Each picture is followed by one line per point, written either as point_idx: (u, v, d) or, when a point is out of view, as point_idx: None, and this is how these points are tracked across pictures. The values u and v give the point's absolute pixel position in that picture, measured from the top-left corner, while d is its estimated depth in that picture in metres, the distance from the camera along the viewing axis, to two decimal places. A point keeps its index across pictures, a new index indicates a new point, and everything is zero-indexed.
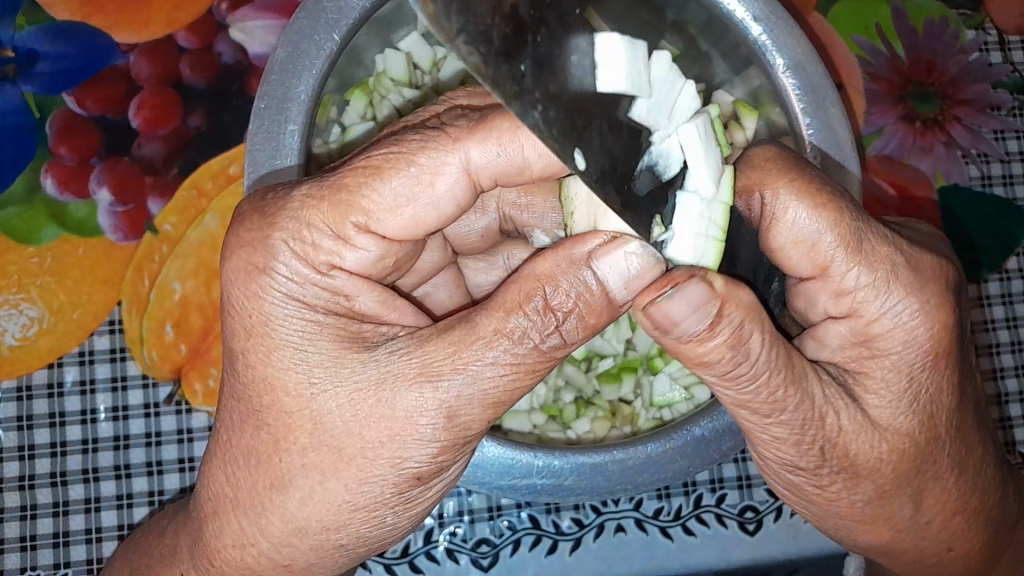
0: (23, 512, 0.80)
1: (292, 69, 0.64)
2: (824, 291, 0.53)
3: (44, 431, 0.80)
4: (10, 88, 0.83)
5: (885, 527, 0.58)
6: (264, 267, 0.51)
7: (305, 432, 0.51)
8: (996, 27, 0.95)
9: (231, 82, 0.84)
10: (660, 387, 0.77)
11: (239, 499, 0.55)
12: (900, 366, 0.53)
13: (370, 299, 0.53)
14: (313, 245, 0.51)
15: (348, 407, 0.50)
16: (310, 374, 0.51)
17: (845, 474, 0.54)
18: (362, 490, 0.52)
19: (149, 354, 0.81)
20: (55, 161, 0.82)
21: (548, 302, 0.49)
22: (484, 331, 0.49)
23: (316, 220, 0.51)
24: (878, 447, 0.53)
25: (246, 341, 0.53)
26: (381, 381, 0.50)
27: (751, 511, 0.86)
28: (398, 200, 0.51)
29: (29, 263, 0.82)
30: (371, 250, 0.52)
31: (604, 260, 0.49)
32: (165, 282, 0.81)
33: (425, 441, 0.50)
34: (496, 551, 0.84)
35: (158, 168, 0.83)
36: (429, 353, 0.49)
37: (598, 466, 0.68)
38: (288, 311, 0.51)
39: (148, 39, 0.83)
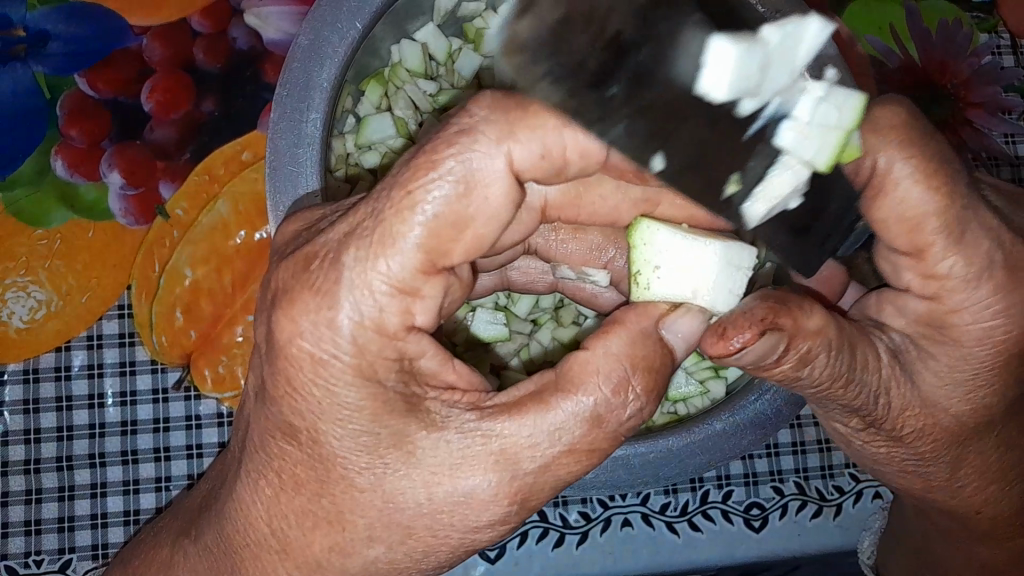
0: (28, 496, 0.79)
1: (315, 58, 0.63)
2: (912, 269, 0.52)
3: (51, 415, 0.80)
4: (21, 68, 0.82)
5: (918, 480, 0.61)
6: (321, 296, 0.45)
7: (376, 509, 0.48)
8: (1009, 31, 0.97)
9: (245, 68, 0.83)
10: (676, 380, 0.76)
11: (281, 538, 0.51)
12: (968, 359, 0.53)
13: (432, 359, 0.48)
14: (373, 304, 0.44)
15: (368, 455, 0.47)
16: (375, 464, 0.47)
17: (893, 439, 0.57)
18: (425, 556, 0.50)
19: (159, 338, 0.80)
20: (65, 143, 0.81)
21: (620, 386, 0.47)
22: (565, 420, 0.47)
23: (374, 272, 0.44)
24: (922, 421, 0.55)
25: (276, 371, 0.47)
26: (456, 466, 0.47)
27: (757, 508, 0.86)
28: (456, 227, 0.44)
29: (38, 245, 0.81)
30: (435, 296, 0.46)
31: (669, 327, 0.50)
32: (176, 267, 0.80)
33: (484, 505, 0.48)
34: (503, 544, 0.84)
35: (170, 153, 0.82)
36: (507, 440, 0.47)
37: (620, 463, 0.68)
38: (343, 387, 0.46)
39: (162, 22, 0.82)
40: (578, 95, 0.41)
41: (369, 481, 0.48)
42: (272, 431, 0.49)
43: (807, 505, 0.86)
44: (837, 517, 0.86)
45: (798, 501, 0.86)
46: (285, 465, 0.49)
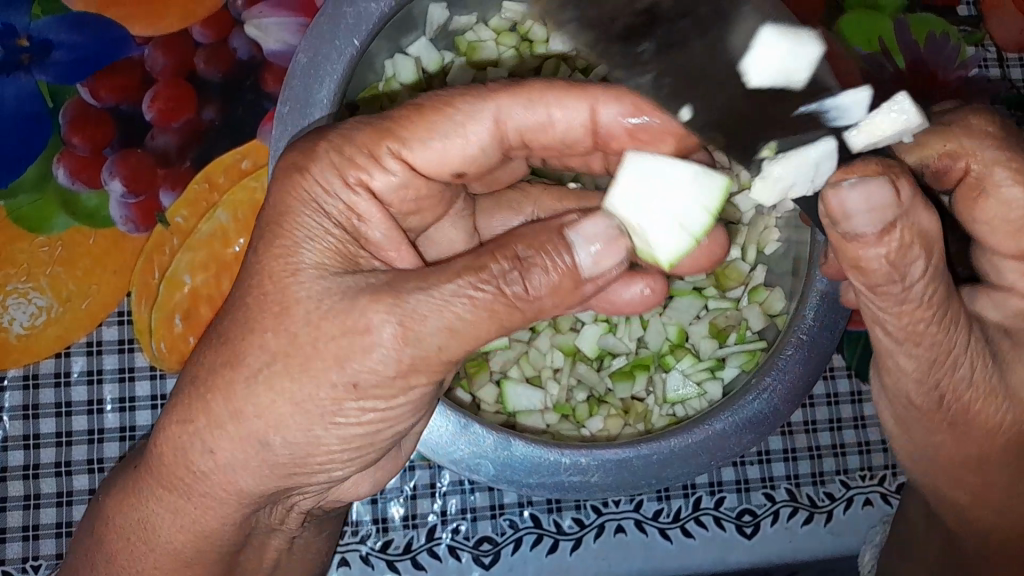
0: (26, 501, 0.80)
1: (314, 74, 0.65)
2: (1016, 269, 0.57)
3: (50, 420, 0.81)
4: (24, 77, 0.83)
5: (970, 481, 0.63)
6: (303, 167, 0.53)
7: (274, 324, 0.50)
8: (996, 45, 0.98)
9: (246, 78, 0.84)
10: (672, 383, 0.79)
11: (191, 389, 0.52)
12: None
13: (378, 229, 0.55)
14: (349, 160, 0.53)
15: (317, 301, 0.50)
16: (296, 266, 0.51)
17: (958, 427, 0.59)
18: (302, 388, 0.50)
19: (158, 345, 0.81)
20: (67, 150, 0.82)
21: (519, 258, 0.49)
22: (456, 267, 0.49)
23: (362, 136, 0.54)
24: (1003, 409, 0.58)
25: (265, 229, 0.53)
26: (363, 293, 0.50)
27: (749, 515, 0.87)
28: (429, 130, 0.54)
29: (39, 251, 0.82)
30: (397, 174, 0.55)
31: (575, 229, 0.51)
32: (176, 273, 0.82)
33: (373, 351, 0.49)
34: (498, 549, 0.85)
35: (171, 160, 0.83)
36: (405, 275, 0.50)
37: (621, 462, 0.69)
38: (304, 247, 0.52)
39: (164, 31, 0.84)
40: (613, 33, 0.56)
41: (297, 331, 0.50)
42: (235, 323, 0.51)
43: (799, 511, 0.87)
44: (828, 523, 0.87)
45: (790, 507, 0.87)
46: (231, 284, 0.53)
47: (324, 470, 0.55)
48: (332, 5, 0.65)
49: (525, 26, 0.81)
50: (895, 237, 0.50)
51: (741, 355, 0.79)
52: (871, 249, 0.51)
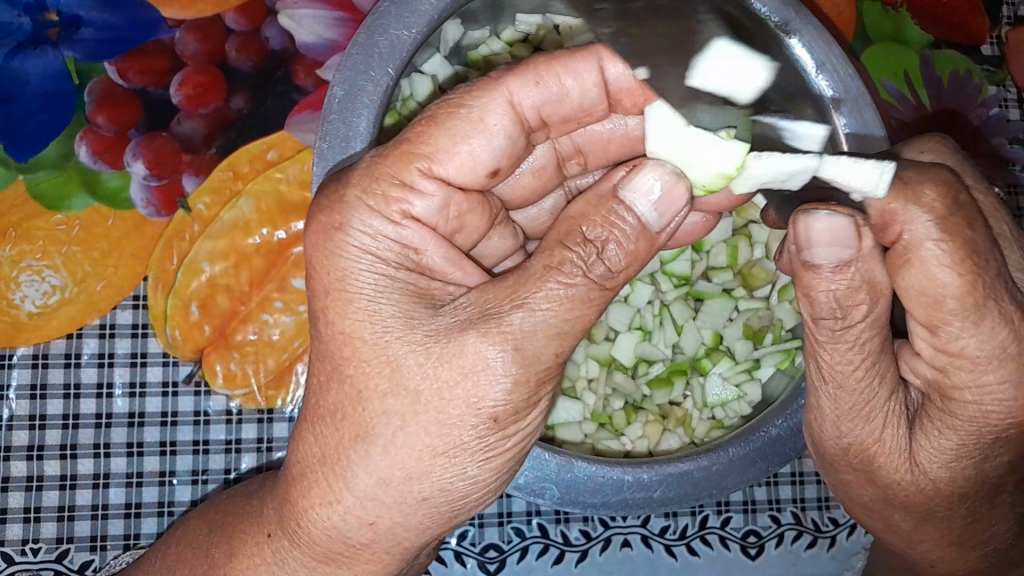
0: (29, 482, 0.78)
1: (351, 106, 0.64)
2: (924, 338, 0.53)
3: (58, 401, 0.79)
4: (52, 52, 0.82)
5: (879, 522, 0.61)
6: (340, 226, 0.51)
7: (383, 379, 0.50)
8: (1016, 86, 0.99)
9: (277, 68, 0.84)
10: (712, 388, 0.79)
11: (322, 449, 0.52)
12: (959, 431, 0.54)
13: (438, 255, 0.53)
14: (382, 194, 0.51)
15: (422, 350, 0.50)
16: (382, 325, 0.51)
17: (864, 472, 0.58)
18: (441, 435, 0.50)
19: (172, 331, 0.80)
20: (91, 129, 0.81)
21: (587, 237, 0.50)
22: (536, 269, 0.49)
23: (387, 168, 0.52)
24: (902, 470, 0.56)
25: (328, 298, 0.52)
26: (453, 330, 0.50)
27: (754, 536, 0.87)
28: (454, 138, 0.52)
29: (56, 229, 0.80)
30: (435, 194, 0.53)
31: (629, 187, 0.51)
32: (194, 261, 0.80)
33: (500, 375, 0.49)
34: (504, 557, 0.84)
35: (196, 146, 0.82)
36: (490, 299, 0.50)
37: (682, 475, 0.69)
38: (379, 300, 0.51)
39: (197, 17, 0.83)
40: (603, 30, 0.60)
41: (417, 360, 0.50)
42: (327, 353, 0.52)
43: (803, 535, 0.87)
44: (831, 548, 0.87)
45: (794, 530, 0.87)
46: (319, 364, 0.53)
47: (475, 506, 0.55)
48: (365, 33, 0.64)
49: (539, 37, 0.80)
50: (856, 272, 0.52)
51: (777, 355, 0.79)
52: (822, 278, 0.52)
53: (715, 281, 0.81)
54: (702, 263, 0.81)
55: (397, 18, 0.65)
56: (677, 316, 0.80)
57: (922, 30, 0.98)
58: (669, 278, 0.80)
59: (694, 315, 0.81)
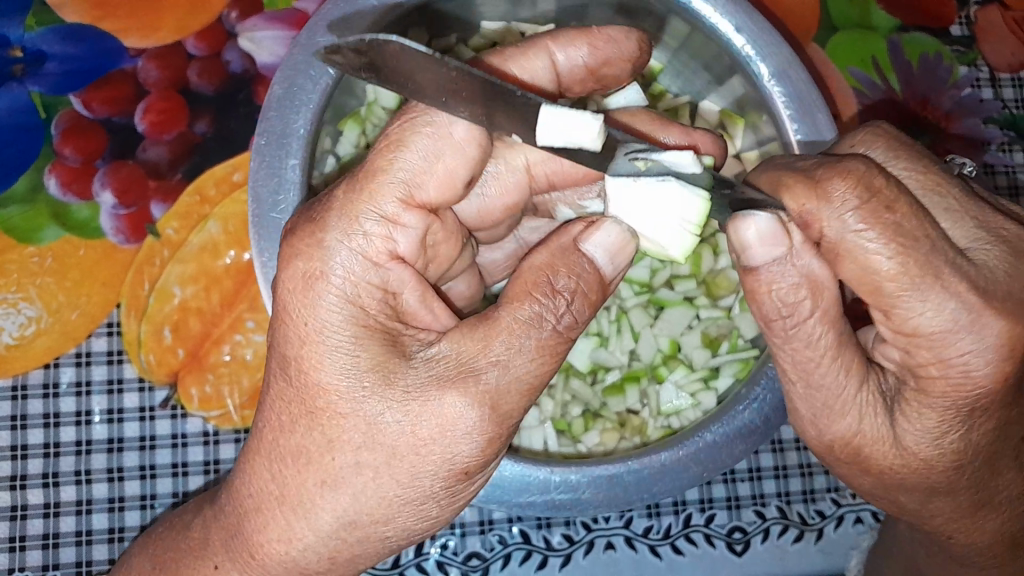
0: (13, 512, 0.79)
1: (291, 106, 0.65)
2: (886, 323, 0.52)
3: (38, 431, 0.80)
4: (18, 87, 0.83)
5: (889, 505, 0.61)
6: (321, 273, 0.52)
7: (358, 432, 0.52)
8: (988, 65, 0.99)
9: (239, 90, 0.85)
10: (666, 395, 0.80)
11: (280, 487, 0.54)
12: (937, 407, 0.53)
13: (414, 299, 0.54)
14: (365, 239, 0.52)
15: (400, 407, 0.51)
16: (359, 376, 0.52)
17: (856, 463, 0.58)
18: (412, 484, 0.53)
19: (147, 357, 0.81)
20: (59, 161, 0.82)
21: (554, 287, 0.53)
22: (502, 317, 0.52)
23: (365, 206, 0.53)
24: (891, 455, 0.56)
25: (301, 348, 0.53)
26: (433, 384, 0.51)
27: (739, 532, 0.86)
28: (427, 156, 0.54)
29: (29, 262, 0.82)
30: (416, 232, 0.54)
31: (590, 241, 0.55)
32: (165, 285, 0.81)
33: (470, 434, 0.52)
34: (487, 565, 0.84)
35: (163, 172, 0.83)
36: (464, 352, 0.52)
37: (614, 478, 0.69)
38: (357, 350, 0.52)
39: (158, 44, 0.84)
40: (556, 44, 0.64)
41: (397, 417, 0.51)
42: (297, 407, 0.53)
43: (789, 529, 0.87)
44: (819, 541, 0.86)
45: (780, 525, 0.87)
46: (283, 407, 0.54)
47: (434, 530, 0.58)
48: (305, 35, 0.65)
49: None
50: (794, 269, 0.53)
51: (734, 364, 0.79)
52: (764, 280, 0.53)
53: (679, 289, 0.82)
54: (664, 271, 0.82)
55: (340, 20, 0.65)
56: (635, 323, 0.82)
57: (887, 13, 0.98)
58: (629, 286, 0.82)
59: (652, 322, 0.82)
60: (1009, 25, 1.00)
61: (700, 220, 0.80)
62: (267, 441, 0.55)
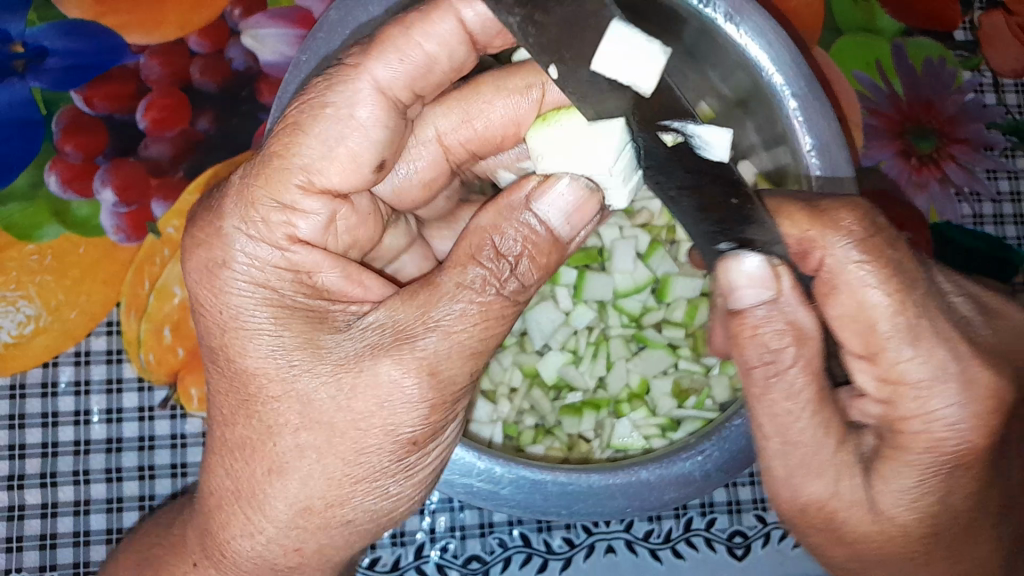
0: (10, 512, 0.79)
1: (335, 33, 0.67)
2: (869, 373, 0.56)
3: (36, 431, 0.79)
4: (18, 83, 0.82)
5: None
6: (224, 262, 0.54)
7: (295, 414, 0.53)
8: (991, 70, 0.98)
9: (242, 88, 0.84)
10: (621, 430, 0.80)
11: (236, 482, 0.55)
12: (915, 466, 0.55)
13: (332, 274, 0.56)
14: (262, 224, 0.54)
15: (332, 384, 0.52)
16: (291, 357, 0.53)
17: (834, 537, 0.59)
18: (359, 457, 0.53)
19: (146, 356, 0.81)
20: (59, 158, 0.81)
21: (498, 250, 0.52)
22: (447, 286, 0.52)
23: (261, 193, 0.54)
24: (870, 525, 0.57)
25: (223, 335, 0.55)
26: (360, 355, 0.52)
27: (740, 536, 0.86)
28: (328, 142, 0.54)
29: (29, 260, 0.81)
30: (319, 212, 0.56)
31: (541, 201, 0.53)
32: (165, 285, 0.81)
33: (414, 403, 0.52)
34: (487, 568, 0.84)
35: (164, 170, 0.82)
36: (401, 319, 0.52)
37: (619, 485, 0.70)
38: (282, 333, 0.53)
39: (160, 41, 0.83)
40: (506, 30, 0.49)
41: (329, 394, 0.52)
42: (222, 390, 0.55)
43: (790, 534, 0.86)
44: None
45: (780, 530, 0.86)
46: (223, 400, 0.55)
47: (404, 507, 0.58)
48: None
49: None
50: (780, 316, 0.55)
51: (696, 421, 0.79)
52: (757, 321, 0.55)
53: (665, 333, 0.83)
54: (658, 313, 0.83)
55: None
56: (611, 352, 0.82)
57: (894, 17, 0.98)
58: (618, 314, 0.83)
59: (629, 356, 0.82)
60: (1013, 30, 0.99)
61: None
62: (219, 438, 0.56)
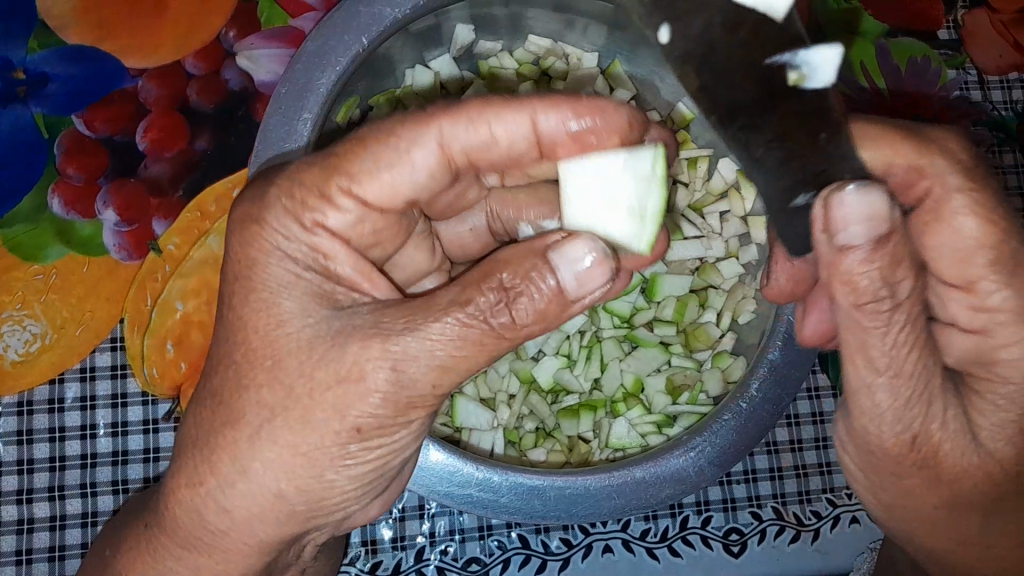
0: (19, 525, 0.81)
1: (318, 63, 0.67)
2: (964, 305, 0.59)
3: (44, 445, 0.82)
4: (20, 108, 0.85)
5: (927, 533, 0.61)
6: (259, 219, 0.56)
7: (266, 384, 0.54)
8: (976, 67, 1.00)
9: (238, 107, 0.86)
10: (618, 429, 0.81)
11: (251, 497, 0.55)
12: (1011, 399, 0.57)
13: (348, 265, 0.57)
14: (305, 202, 0.56)
15: (307, 352, 0.54)
16: (279, 316, 0.55)
17: (922, 469, 0.58)
18: (306, 434, 0.54)
19: (149, 370, 0.83)
20: (62, 180, 0.84)
21: (505, 285, 0.52)
22: (445, 301, 0.52)
23: (315, 180, 0.56)
24: (968, 457, 0.57)
25: (235, 283, 0.57)
26: (343, 332, 0.54)
27: (735, 533, 0.87)
28: (378, 165, 0.56)
29: (33, 280, 0.83)
30: (352, 213, 0.57)
31: (559, 253, 0.53)
32: (167, 300, 0.83)
33: (371, 390, 0.53)
34: (486, 570, 0.85)
35: (163, 189, 0.85)
36: (387, 317, 0.53)
37: (607, 487, 0.70)
38: (284, 299, 0.55)
39: (158, 64, 0.86)
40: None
41: (302, 366, 0.54)
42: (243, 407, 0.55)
43: (785, 530, 0.88)
44: (815, 542, 0.87)
45: (776, 526, 0.88)
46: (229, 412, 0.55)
47: (341, 505, 0.59)
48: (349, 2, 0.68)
49: (548, 61, 0.86)
50: (880, 256, 0.53)
51: (690, 416, 0.80)
52: (858, 260, 0.53)
53: (657, 331, 0.84)
54: (648, 311, 0.84)
55: None
56: (605, 353, 0.84)
57: (877, 19, 0.99)
58: (609, 316, 0.84)
59: (623, 356, 0.84)
60: (997, 28, 1.00)
61: (701, 269, 0.84)
62: (204, 448, 0.56)
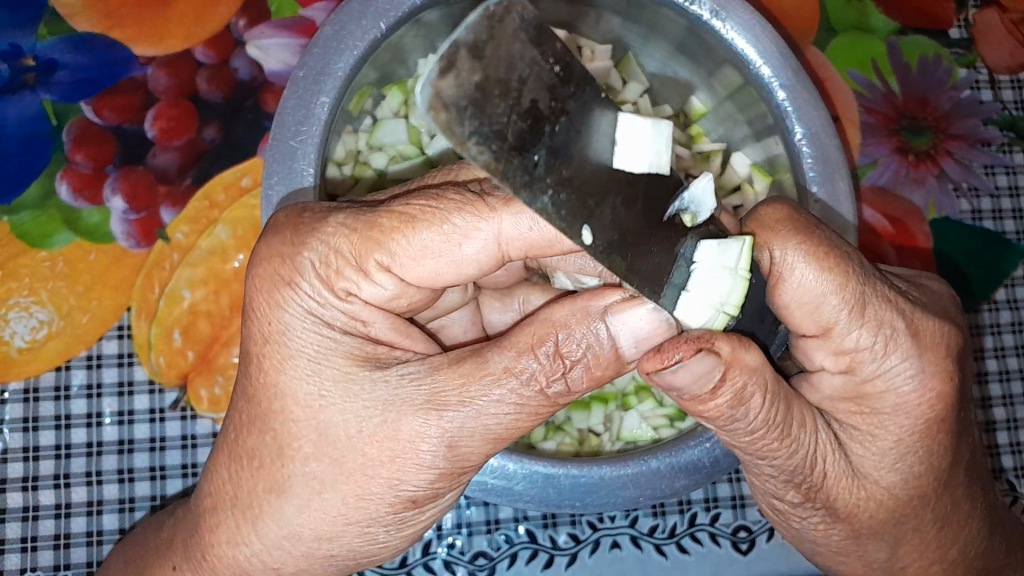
0: (25, 513, 0.80)
1: (336, 47, 0.66)
2: (823, 349, 0.57)
3: (50, 433, 0.81)
4: (29, 96, 0.85)
5: (856, 561, 0.63)
6: (289, 281, 0.54)
7: (308, 427, 0.54)
8: (987, 66, 0.99)
9: (247, 97, 0.86)
10: (629, 423, 0.81)
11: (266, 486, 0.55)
12: (889, 427, 0.57)
13: (385, 327, 0.55)
14: (335, 274, 0.54)
15: (354, 421, 0.53)
16: (320, 387, 0.54)
17: (828, 513, 0.60)
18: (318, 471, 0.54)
19: (157, 359, 0.82)
20: (69, 168, 0.84)
21: (559, 348, 0.52)
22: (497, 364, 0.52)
23: (342, 249, 0.54)
24: (856, 491, 0.58)
25: (265, 347, 0.55)
26: (389, 403, 0.53)
27: (744, 531, 0.87)
28: (424, 250, 0.53)
29: (42, 266, 0.83)
30: (388, 288, 0.54)
31: (618, 316, 0.53)
32: (175, 289, 0.83)
33: (425, 466, 0.53)
34: (494, 564, 0.85)
35: (171, 178, 0.84)
36: (439, 382, 0.53)
37: (616, 477, 0.69)
38: (328, 366, 0.54)
39: (167, 54, 0.86)
40: (502, 156, 0.40)
41: (354, 432, 0.53)
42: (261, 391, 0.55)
43: None
44: None
45: None
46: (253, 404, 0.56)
47: (388, 553, 0.60)
48: None
49: None
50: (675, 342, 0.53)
51: None
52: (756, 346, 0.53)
53: None
54: None
55: None
56: None
57: (887, 17, 0.99)
58: None
59: None
60: (1007, 27, 1.00)
61: None
62: (233, 428, 0.57)
